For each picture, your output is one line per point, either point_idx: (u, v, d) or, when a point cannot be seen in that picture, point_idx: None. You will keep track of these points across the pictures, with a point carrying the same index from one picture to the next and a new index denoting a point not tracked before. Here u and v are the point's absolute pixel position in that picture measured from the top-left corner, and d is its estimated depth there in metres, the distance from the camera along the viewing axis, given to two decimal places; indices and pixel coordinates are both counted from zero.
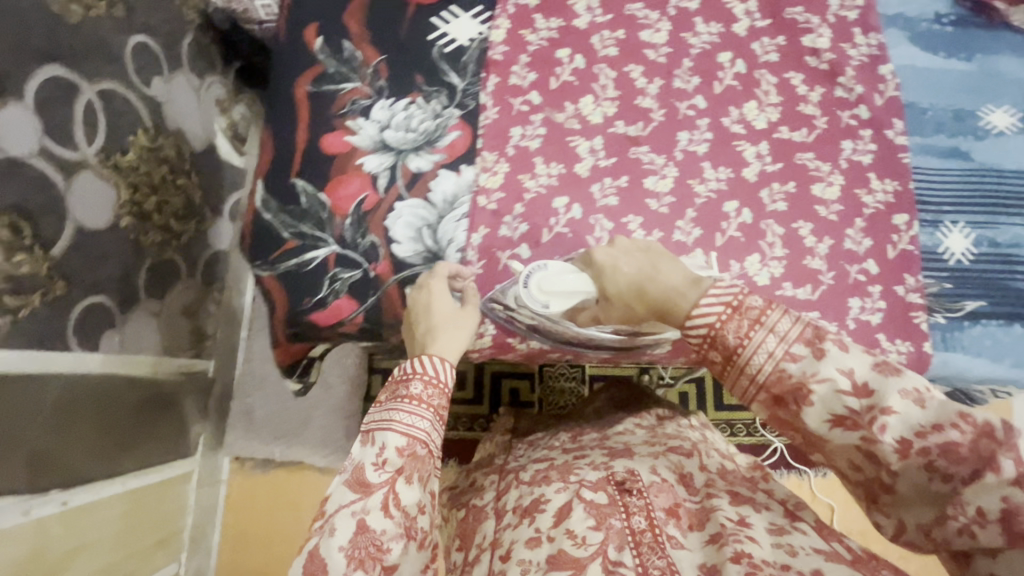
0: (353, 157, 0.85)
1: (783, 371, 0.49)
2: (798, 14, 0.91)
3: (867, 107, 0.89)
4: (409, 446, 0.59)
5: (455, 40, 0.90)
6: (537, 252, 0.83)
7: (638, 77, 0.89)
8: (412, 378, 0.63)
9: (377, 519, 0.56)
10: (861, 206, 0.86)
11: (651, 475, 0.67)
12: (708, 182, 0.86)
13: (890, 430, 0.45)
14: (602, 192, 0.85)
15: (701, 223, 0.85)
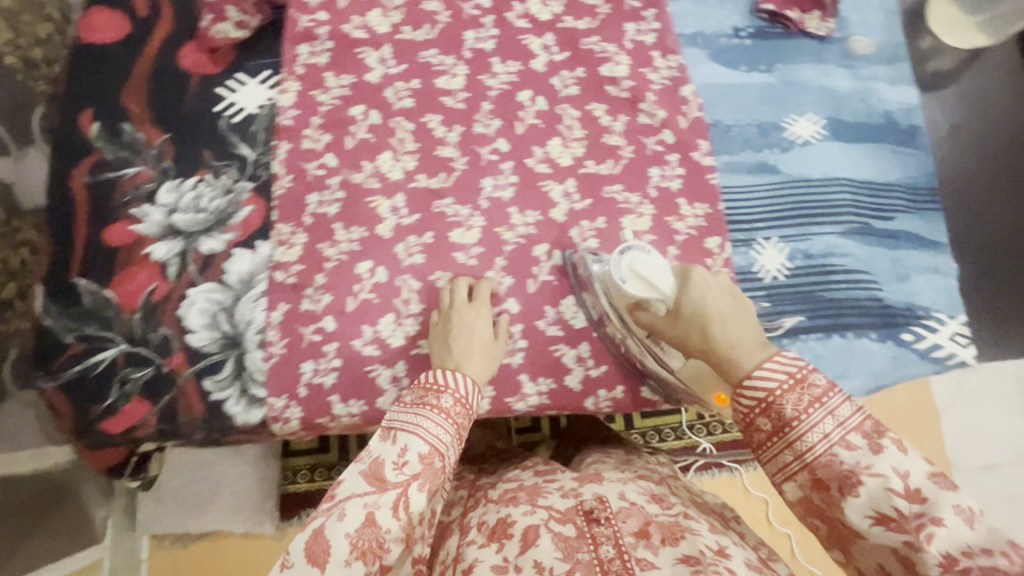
0: (138, 250, 0.81)
1: (835, 457, 0.48)
2: (594, 44, 0.89)
3: (671, 130, 0.88)
4: (430, 455, 0.59)
5: (243, 109, 0.86)
6: (342, 323, 0.80)
7: (437, 127, 0.87)
8: (442, 393, 0.64)
9: (383, 517, 0.54)
10: (673, 233, 0.84)
11: (619, 502, 0.65)
12: (516, 228, 0.84)
13: (936, 542, 0.43)
14: (407, 250, 0.82)
15: (511, 271, 0.82)
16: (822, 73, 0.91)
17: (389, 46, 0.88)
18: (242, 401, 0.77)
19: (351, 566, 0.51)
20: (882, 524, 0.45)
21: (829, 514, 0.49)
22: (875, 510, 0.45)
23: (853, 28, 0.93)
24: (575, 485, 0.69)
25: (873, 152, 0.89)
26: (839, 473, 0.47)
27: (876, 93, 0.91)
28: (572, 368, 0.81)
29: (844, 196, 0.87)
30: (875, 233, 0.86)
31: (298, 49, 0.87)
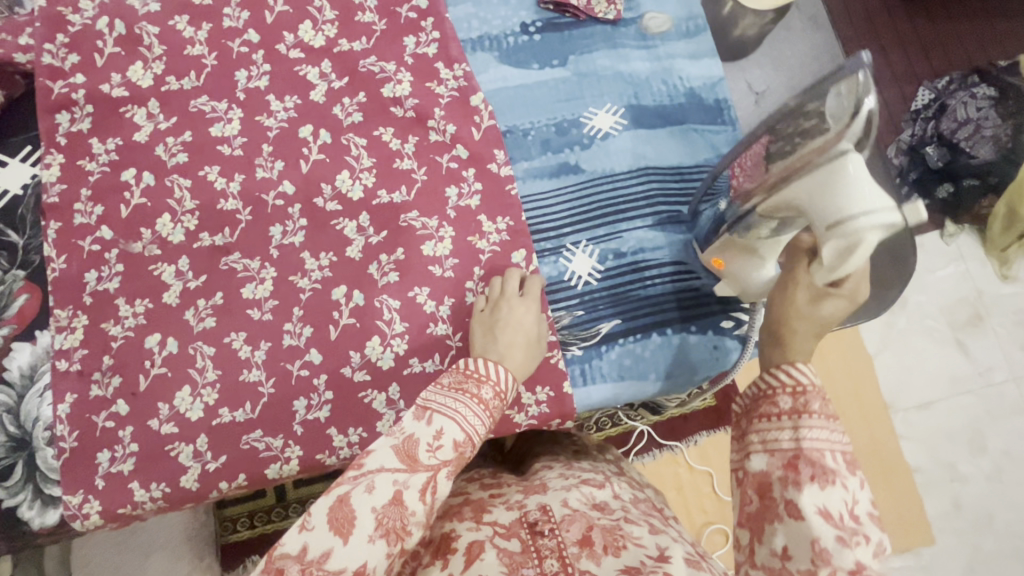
0: None
1: (822, 454, 0.48)
2: (373, 65, 0.85)
3: (464, 144, 0.83)
4: (466, 443, 0.56)
5: (7, 192, 0.81)
6: (134, 404, 0.75)
7: (217, 179, 0.82)
8: (482, 383, 0.61)
9: (410, 498, 0.52)
10: (477, 254, 0.81)
11: (562, 509, 0.63)
12: (312, 272, 0.80)
13: (858, 548, 0.45)
14: (198, 316, 0.78)
15: (310, 320, 0.78)
16: (618, 59, 0.86)
17: (155, 101, 0.83)
18: (37, 504, 0.73)
19: (375, 543, 0.50)
20: (825, 518, 0.46)
21: (774, 494, 0.48)
22: (823, 506, 0.46)
23: (646, 5, 0.88)
24: (520, 496, 0.67)
25: (678, 134, 0.85)
26: (816, 461, 0.48)
27: (676, 71, 0.87)
28: (383, 413, 0.76)
29: (652, 186, 0.83)
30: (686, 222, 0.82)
31: (56, 119, 0.82)
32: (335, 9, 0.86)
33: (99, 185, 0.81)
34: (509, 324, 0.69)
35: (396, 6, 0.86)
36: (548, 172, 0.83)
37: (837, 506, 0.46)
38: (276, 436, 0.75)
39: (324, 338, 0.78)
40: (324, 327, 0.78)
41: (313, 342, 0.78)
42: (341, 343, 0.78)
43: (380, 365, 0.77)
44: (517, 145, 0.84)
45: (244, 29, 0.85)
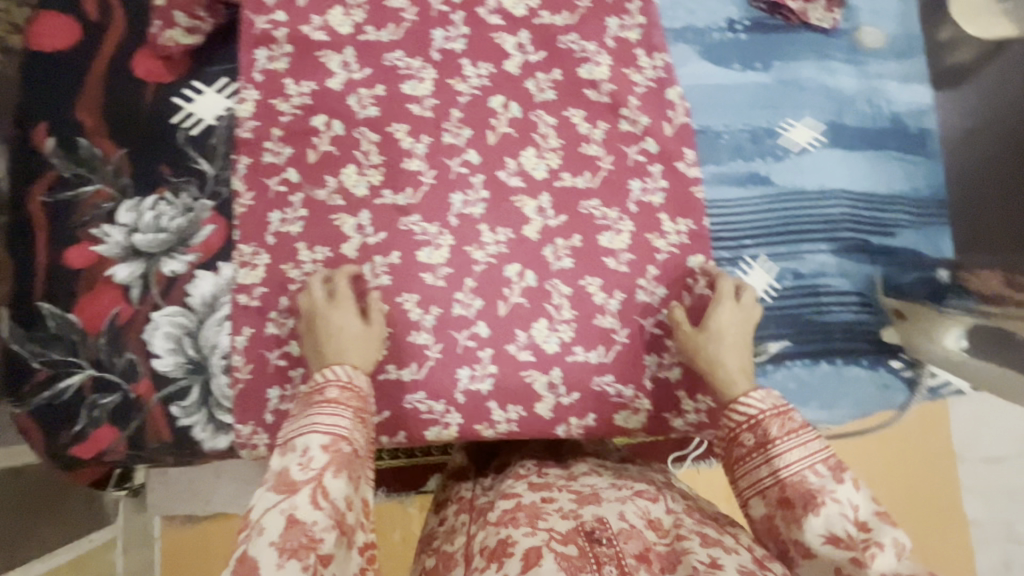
0: (103, 277, 0.79)
1: (804, 478, 0.55)
2: (573, 42, 0.82)
3: (654, 138, 0.81)
4: (334, 444, 0.58)
5: (201, 120, 0.82)
6: (307, 348, 0.78)
7: (404, 137, 0.82)
8: (325, 389, 0.63)
9: (305, 513, 0.53)
10: (653, 252, 0.79)
11: (620, 521, 0.59)
12: (486, 248, 0.80)
13: (878, 561, 0.49)
14: (371, 273, 0.79)
15: (481, 293, 0.79)
16: (824, 71, 0.83)
17: (352, 49, 0.82)
18: (210, 427, 0.77)
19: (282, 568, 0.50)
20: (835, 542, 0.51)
21: (784, 535, 0.55)
22: (828, 528, 0.52)
23: (863, 18, 0.84)
24: (574, 507, 0.62)
25: (877, 160, 0.81)
26: (803, 488, 0.55)
27: (884, 93, 0.83)
28: (543, 395, 0.77)
29: (841, 210, 0.80)
30: (911, 260, 0.79)
31: (255, 54, 0.82)
32: None
33: (288, 126, 0.81)
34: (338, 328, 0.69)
35: None
36: (736, 178, 0.81)
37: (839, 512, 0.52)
38: (438, 400, 0.77)
39: (492, 313, 0.79)
40: (493, 302, 0.79)
41: (482, 315, 0.79)
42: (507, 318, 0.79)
43: (545, 349, 0.78)
44: (708, 145, 0.82)
45: None
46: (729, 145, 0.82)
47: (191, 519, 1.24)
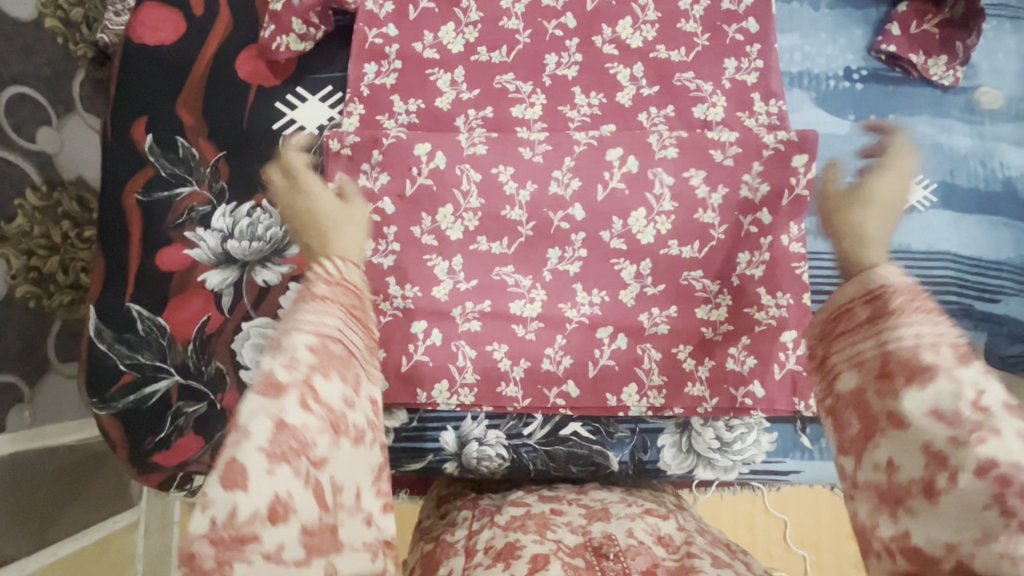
0: (195, 282, 0.77)
1: (919, 351, 0.44)
2: (689, 80, 0.81)
3: (768, 186, 0.77)
4: (322, 346, 0.45)
5: (304, 129, 0.80)
6: (394, 383, 0.76)
7: (508, 181, 0.78)
8: (327, 286, 0.49)
9: (294, 418, 0.42)
10: (788, 177, 0.77)
11: (627, 539, 0.60)
12: (579, 307, 0.78)
13: (987, 446, 0.39)
14: (470, 269, 0.78)
15: (585, 280, 0.78)
16: (940, 129, 0.81)
17: (462, 68, 0.81)
18: None
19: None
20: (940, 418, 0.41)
21: (873, 408, 0.45)
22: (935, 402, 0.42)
23: (982, 77, 0.82)
24: (583, 521, 0.63)
25: (987, 225, 0.80)
26: (909, 360, 0.44)
27: (998, 155, 0.81)
28: (633, 406, 0.76)
29: (948, 272, 0.79)
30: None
31: (364, 67, 0.80)
32: (659, 9, 0.82)
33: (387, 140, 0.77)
34: (307, 211, 0.57)
35: (724, 23, 0.82)
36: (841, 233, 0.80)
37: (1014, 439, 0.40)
38: (535, 415, 0.77)
39: (589, 195, 0.78)
40: (583, 362, 0.77)
41: (573, 345, 0.77)
42: (602, 201, 0.78)
43: (630, 413, 0.76)
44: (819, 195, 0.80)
45: (564, 11, 0.82)
46: None
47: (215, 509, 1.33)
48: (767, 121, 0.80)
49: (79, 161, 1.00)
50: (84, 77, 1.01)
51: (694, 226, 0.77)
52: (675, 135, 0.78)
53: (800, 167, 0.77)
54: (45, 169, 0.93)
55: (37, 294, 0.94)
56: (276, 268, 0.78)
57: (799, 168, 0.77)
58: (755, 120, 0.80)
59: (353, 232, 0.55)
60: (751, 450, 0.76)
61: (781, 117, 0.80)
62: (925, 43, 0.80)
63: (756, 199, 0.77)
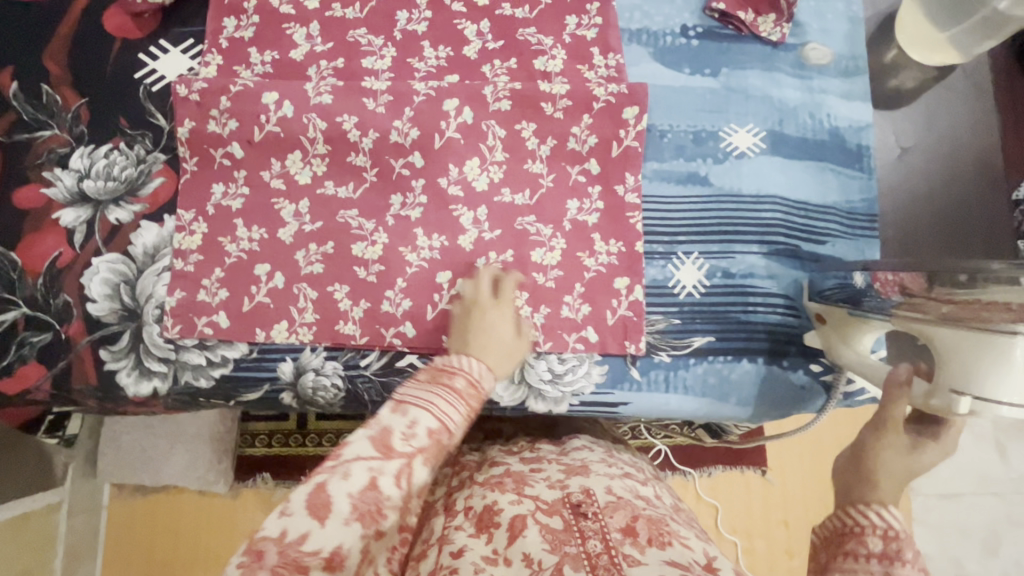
0: (48, 219, 0.80)
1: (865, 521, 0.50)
2: (531, 35, 0.85)
3: (598, 137, 0.82)
4: (439, 433, 0.57)
5: (164, 78, 0.84)
6: (235, 322, 0.79)
7: (352, 130, 0.81)
8: (454, 374, 0.61)
9: (386, 484, 0.54)
10: (618, 129, 0.82)
11: (605, 495, 0.64)
12: (420, 250, 0.81)
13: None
14: (318, 212, 0.81)
15: (429, 226, 0.81)
16: (770, 82, 0.86)
17: (317, 24, 0.85)
18: (135, 374, 0.77)
19: (350, 525, 0.52)
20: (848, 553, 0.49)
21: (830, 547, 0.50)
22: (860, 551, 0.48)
23: (811, 35, 0.87)
24: (561, 477, 0.68)
25: (814, 171, 0.84)
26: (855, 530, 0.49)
27: (826, 107, 0.85)
28: None
29: (776, 215, 0.83)
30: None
31: (223, 22, 0.85)
32: None
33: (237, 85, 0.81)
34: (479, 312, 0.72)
35: None
36: (675, 178, 0.83)
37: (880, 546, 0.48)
38: (373, 350, 0.79)
39: (428, 144, 0.81)
40: (422, 305, 0.80)
41: (412, 284, 0.80)
42: (441, 152, 0.81)
43: None
44: (652, 143, 0.84)
45: None
46: (671, 145, 0.84)
47: (141, 491, 1.55)
48: (604, 75, 0.84)
49: None
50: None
51: (526, 173, 0.82)
52: (510, 87, 0.82)
53: (629, 117, 0.81)
54: None
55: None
56: (127, 208, 0.81)
57: (628, 118, 0.81)
58: (594, 72, 0.84)
59: (506, 339, 0.69)
60: (581, 382, 0.79)
61: (618, 70, 0.85)
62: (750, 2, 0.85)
63: (586, 147, 0.82)
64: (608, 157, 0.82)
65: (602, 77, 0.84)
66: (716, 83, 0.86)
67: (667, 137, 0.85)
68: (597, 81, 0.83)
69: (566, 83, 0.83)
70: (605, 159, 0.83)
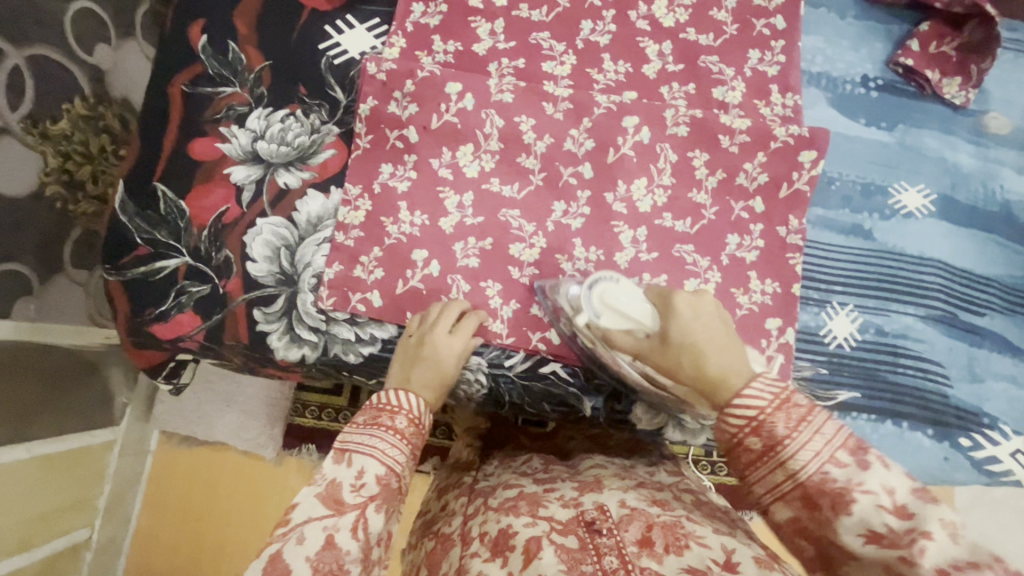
0: (220, 174, 0.82)
1: (826, 475, 0.44)
2: (713, 63, 0.85)
3: (768, 176, 0.81)
4: (388, 476, 0.59)
5: (347, 53, 0.85)
6: (387, 304, 0.79)
7: (528, 131, 0.82)
8: (396, 414, 0.62)
9: (343, 539, 0.55)
10: (791, 171, 0.81)
11: (620, 508, 0.62)
12: (575, 260, 0.81)
13: (926, 555, 0.40)
14: (479, 207, 0.82)
15: (587, 237, 0.82)
16: (946, 145, 0.85)
17: (503, 21, 0.86)
18: (285, 338, 0.78)
19: None
20: (876, 542, 0.42)
21: (815, 534, 0.45)
22: (866, 526, 0.42)
23: (993, 104, 0.86)
24: (575, 495, 0.66)
25: (981, 241, 0.83)
26: (832, 489, 0.44)
27: (999, 178, 0.84)
28: None
29: (937, 279, 0.81)
30: (970, 415, 0.79)
31: (412, 6, 0.86)
32: None
33: (421, 71, 0.81)
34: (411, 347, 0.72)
35: (754, 16, 0.86)
36: (836, 227, 0.83)
37: (870, 507, 0.42)
38: (518, 352, 0.79)
39: (600, 157, 0.81)
40: None
41: None
42: (613, 167, 0.81)
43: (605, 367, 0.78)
44: (819, 189, 0.83)
45: None
46: (837, 195, 0.83)
47: (188, 442, 1.57)
48: (778, 115, 0.84)
49: (124, 83, 1.16)
50: (147, 10, 1.19)
51: (690, 200, 0.82)
52: (691, 113, 0.81)
53: (805, 160, 0.81)
54: (95, 84, 1.09)
55: (63, 196, 1.07)
56: (296, 176, 0.82)
57: (803, 162, 0.81)
58: (770, 110, 0.84)
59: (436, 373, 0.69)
60: None
61: (794, 110, 0.84)
62: (939, 62, 0.84)
63: (753, 184, 0.82)
64: (774, 196, 0.82)
65: (777, 115, 0.84)
66: (891, 137, 0.85)
67: (836, 185, 0.84)
68: (772, 118, 0.83)
69: (742, 117, 0.83)
70: (770, 197, 0.82)
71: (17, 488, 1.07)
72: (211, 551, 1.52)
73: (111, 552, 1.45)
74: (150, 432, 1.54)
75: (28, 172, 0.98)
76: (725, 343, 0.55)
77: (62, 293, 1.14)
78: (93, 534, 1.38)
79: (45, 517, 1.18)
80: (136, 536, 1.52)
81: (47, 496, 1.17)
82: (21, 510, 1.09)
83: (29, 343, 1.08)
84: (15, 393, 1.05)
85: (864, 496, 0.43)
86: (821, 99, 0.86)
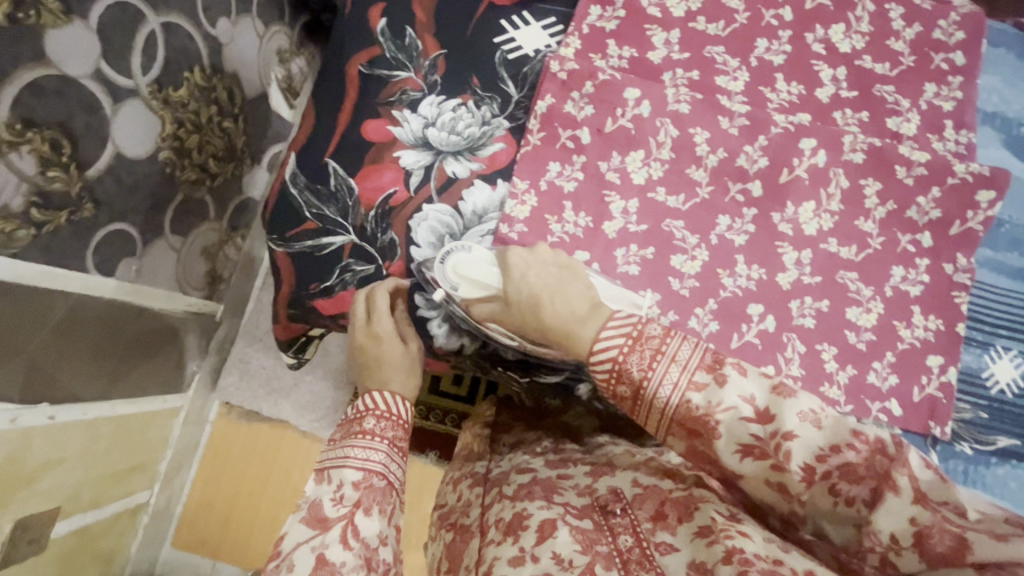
0: (390, 157, 0.82)
1: (689, 402, 0.53)
2: (888, 93, 0.84)
3: (941, 212, 0.80)
4: (366, 480, 0.65)
5: (522, 48, 0.86)
6: None
7: (701, 143, 0.82)
8: (363, 420, 0.71)
9: (335, 552, 0.59)
10: (966, 209, 0.80)
11: (632, 490, 0.63)
12: (736, 276, 0.80)
13: (792, 457, 0.48)
14: (643, 213, 0.81)
15: (751, 253, 0.81)
16: None
17: (679, 31, 0.86)
18: (444, 326, 0.81)
19: None
20: (750, 454, 0.51)
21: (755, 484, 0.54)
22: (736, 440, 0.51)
23: None
24: (589, 482, 0.67)
25: None
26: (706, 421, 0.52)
27: None
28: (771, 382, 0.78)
29: None
30: None
31: (590, 9, 0.86)
32: (872, 23, 0.86)
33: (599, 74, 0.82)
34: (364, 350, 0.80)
35: (932, 50, 0.85)
36: (1001, 270, 0.82)
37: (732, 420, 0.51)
38: None
39: (772, 176, 0.81)
40: (728, 332, 0.79)
41: (721, 308, 0.80)
42: (781, 188, 0.81)
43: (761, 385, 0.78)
44: (990, 230, 0.82)
45: (784, 3, 0.86)
46: (1006, 237, 0.82)
47: (249, 416, 1.55)
48: (950, 151, 0.83)
49: (237, 58, 1.13)
50: None
51: (854, 228, 0.81)
52: (868, 141, 0.81)
53: (982, 200, 0.79)
54: (213, 55, 1.06)
55: (173, 163, 1.04)
56: (463, 165, 0.82)
57: (980, 201, 0.79)
58: (943, 144, 0.83)
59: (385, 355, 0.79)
60: None
61: (970, 147, 0.83)
62: None
63: (923, 217, 0.81)
64: (940, 231, 0.81)
65: (950, 149, 0.83)
66: None
67: (1009, 227, 0.83)
68: (945, 154, 0.82)
69: (916, 149, 0.82)
70: (938, 232, 0.81)
71: (88, 449, 1.06)
72: (262, 530, 1.52)
73: (164, 515, 1.47)
74: (212, 402, 1.53)
75: (148, 132, 0.96)
76: (554, 289, 0.65)
77: (157, 260, 1.10)
78: (151, 497, 1.39)
79: (109, 479, 1.18)
80: (188, 502, 1.53)
81: (114, 459, 1.17)
82: (85, 472, 1.08)
83: (125, 306, 1.05)
84: (109, 353, 1.05)
85: (723, 416, 0.51)
86: (994, 139, 0.85)
